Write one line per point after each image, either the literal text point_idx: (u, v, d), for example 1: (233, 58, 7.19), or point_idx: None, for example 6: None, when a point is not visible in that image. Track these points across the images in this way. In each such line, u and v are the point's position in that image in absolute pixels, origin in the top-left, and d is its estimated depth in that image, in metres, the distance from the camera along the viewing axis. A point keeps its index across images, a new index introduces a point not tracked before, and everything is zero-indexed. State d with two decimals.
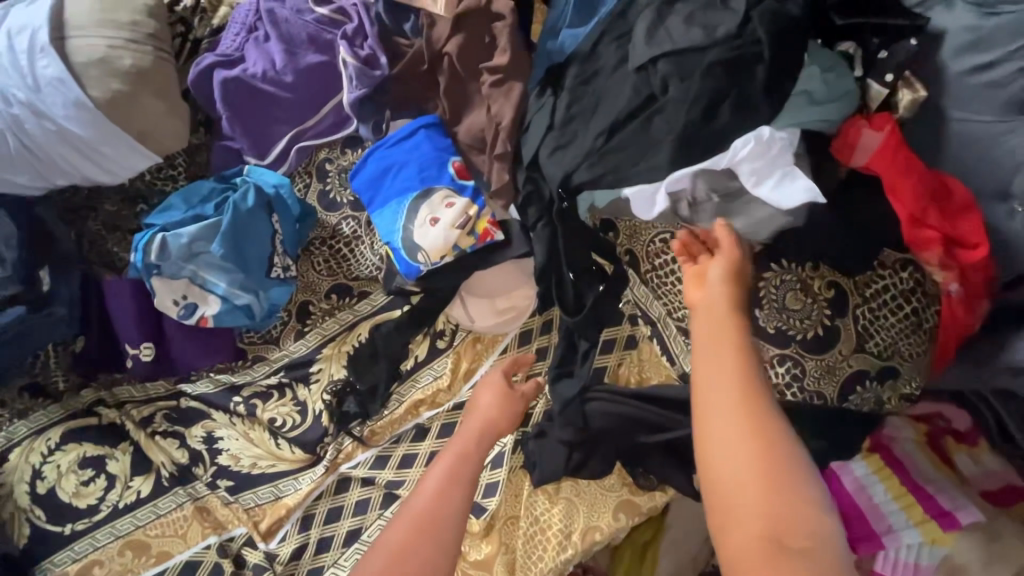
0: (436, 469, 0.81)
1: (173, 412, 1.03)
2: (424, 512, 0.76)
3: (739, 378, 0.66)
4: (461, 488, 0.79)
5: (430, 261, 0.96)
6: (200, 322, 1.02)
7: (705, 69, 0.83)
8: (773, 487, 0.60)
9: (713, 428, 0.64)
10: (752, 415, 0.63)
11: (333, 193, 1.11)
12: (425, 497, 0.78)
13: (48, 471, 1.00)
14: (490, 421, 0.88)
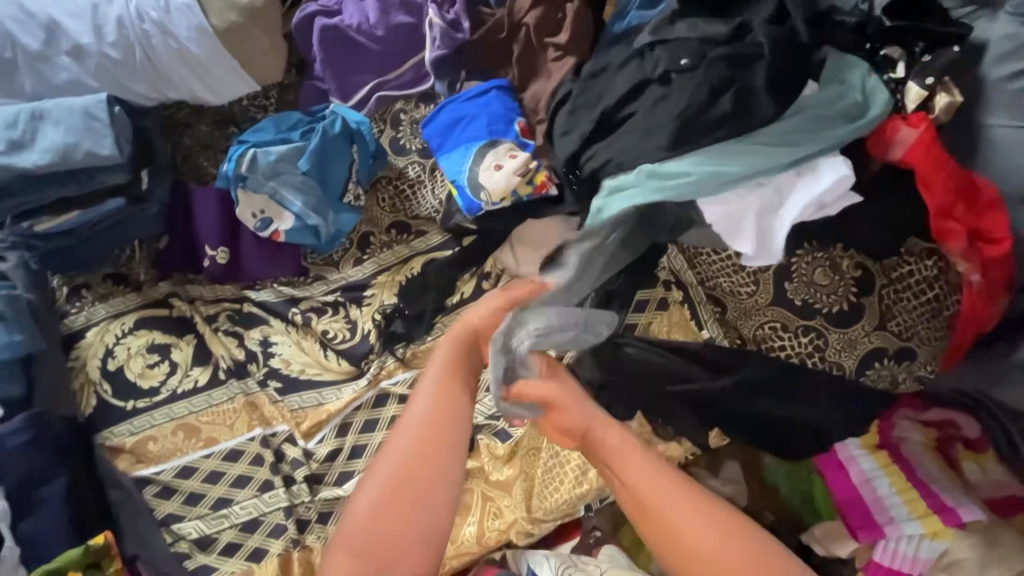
0: (416, 410, 0.90)
1: (236, 314, 1.13)
2: (405, 459, 0.86)
3: (670, 506, 0.83)
4: (440, 424, 0.89)
5: (491, 201, 1.05)
6: (273, 235, 1.11)
7: (709, 62, 0.93)
8: (736, 551, 0.78)
9: (670, 516, 0.82)
10: (695, 502, 0.83)
11: (404, 141, 1.22)
12: (407, 441, 0.87)
13: (120, 352, 1.10)
14: (476, 330, 0.98)
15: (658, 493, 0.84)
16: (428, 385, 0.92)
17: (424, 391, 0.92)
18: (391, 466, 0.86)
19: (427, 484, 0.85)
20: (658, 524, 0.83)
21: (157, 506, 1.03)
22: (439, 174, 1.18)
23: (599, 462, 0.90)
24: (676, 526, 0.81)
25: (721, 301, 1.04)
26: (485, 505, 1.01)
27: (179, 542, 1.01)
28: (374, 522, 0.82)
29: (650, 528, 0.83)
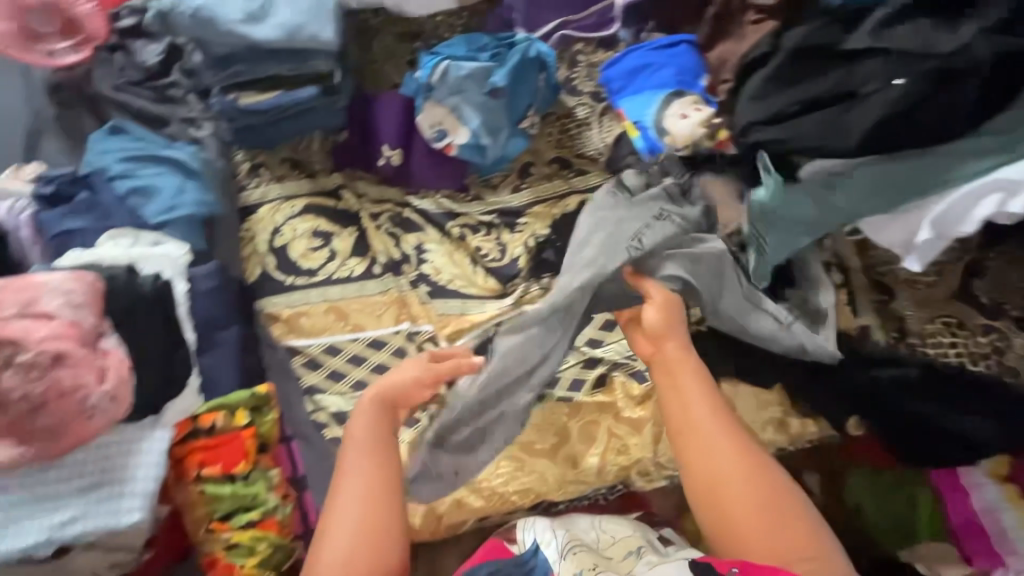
0: (353, 485, 0.85)
1: (396, 217, 1.18)
2: (360, 528, 0.82)
3: (721, 444, 0.85)
4: (387, 479, 0.86)
5: (672, 145, 1.07)
6: (446, 148, 1.15)
7: (921, 74, 0.87)
8: (766, 489, 0.83)
9: (713, 457, 0.85)
10: (743, 448, 0.85)
11: (577, 81, 1.23)
12: (359, 504, 0.83)
13: (286, 230, 1.16)
14: (401, 393, 0.94)
15: (715, 430, 0.86)
16: (360, 456, 0.87)
17: (358, 461, 0.87)
18: (340, 559, 0.80)
19: (384, 546, 0.82)
20: (699, 454, 0.85)
21: (302, 376, 1.08)
22: (608, 118, 1.20)
23: (670, 395, 0.90)
24: (719, 467, 0.84)
25: (889, 288, 1.04)
26: (610, 441, 1.03)
27: (318, 412, 1.05)
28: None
29: (694, 456, 0.85)
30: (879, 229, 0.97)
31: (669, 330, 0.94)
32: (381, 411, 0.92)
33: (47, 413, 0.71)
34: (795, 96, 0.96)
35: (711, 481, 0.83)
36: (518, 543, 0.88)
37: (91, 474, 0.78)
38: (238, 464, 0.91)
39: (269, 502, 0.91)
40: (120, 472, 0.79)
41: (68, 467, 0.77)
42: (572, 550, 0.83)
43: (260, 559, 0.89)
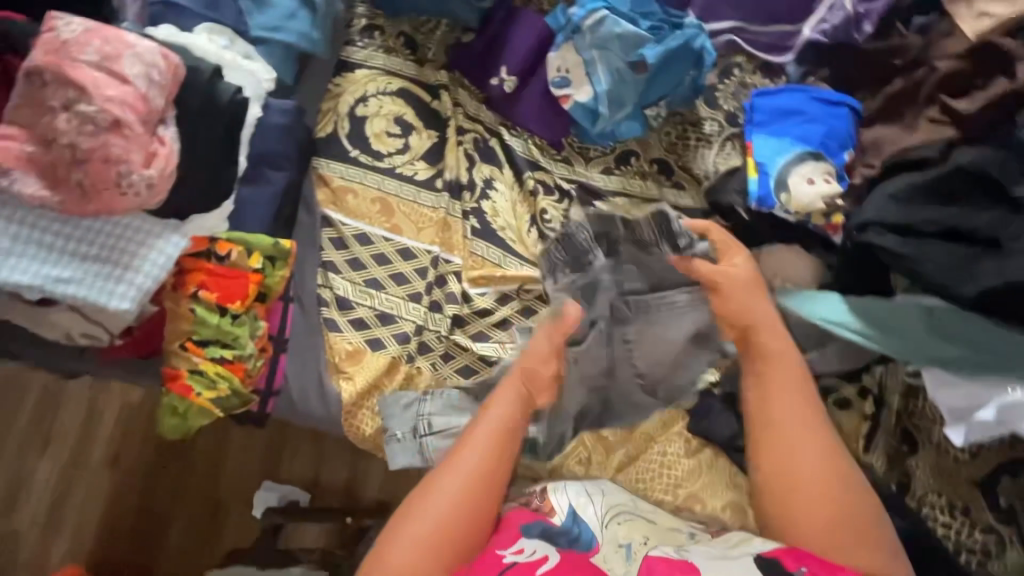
0: (468, 455, 0.81)
1: (480, 142, 1.12)
2: (460, 503, 0.78)
3: (813, 459, 0.80)
4: (504, 441, 0.83)
5: (785, 208, 0.96)
6: (561, 98, 1.08)
7: None
8: (835, 474, 0.79)
9: (782, 426, 0.82)
10: (840, 465, 0.80)
11: (719, 94, 1.13)
12: (462, 475, 0.79)
13: (371, 102, 1.11)
14: (530, 369, 0.90)
15: (793, 402, 0.84)
16: (483, 435, 0.83)
17: (476, 442, 0.82)
18: (443, 508, 0.77)
19: (472, 526, 0.77)
20: (792, 450, 0.81)
21: (325, 249, 1.06)
22: (730, 146, 1.11)
23: (761, 359, 0.87)
24: (805, 468, 0.80)
25: (913, 440, 0.97)
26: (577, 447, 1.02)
27: (324, 288, 1.04)
28: (448, 522, 0.76)
29: (767, 433, 0.83)
30: (946, 385, 0.90)
31: (754, 293, 0.91)
32: (524, 386, 0.88)
33: (86, 170, 0.69)
34: (935, 216, 0.88)
35: (783, 468, 0.80)
36: (556, 514, 0.81)
37: (101, 246, 0.76)
38: (234, 301, 0.90)
39: (246, 349, 0.90)
40: (130, 255, 0.77)
41: (83, 230, 0.75)
42: (613, 521, 0.82)
43: (218, 396, 0.89)
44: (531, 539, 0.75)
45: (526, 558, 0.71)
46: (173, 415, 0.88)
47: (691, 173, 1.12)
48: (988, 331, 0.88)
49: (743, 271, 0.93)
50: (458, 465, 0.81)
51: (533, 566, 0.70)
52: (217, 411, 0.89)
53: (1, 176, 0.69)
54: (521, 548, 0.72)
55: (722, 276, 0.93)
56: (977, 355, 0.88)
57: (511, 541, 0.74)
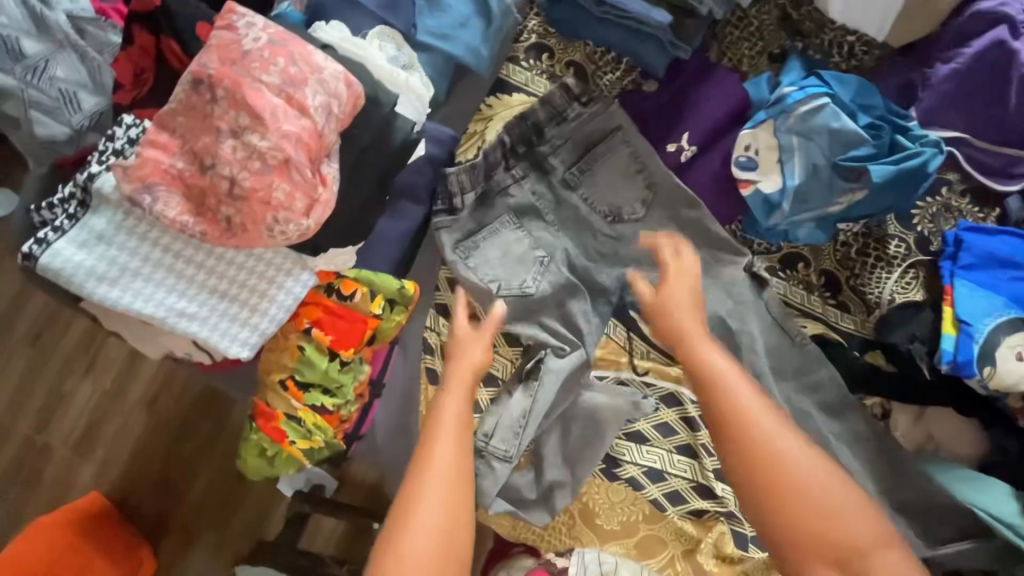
0: (445, 445, 0.70)
1: (638, 206, 0.97)
2: (443, 521, 0.64)
3: (806, 458, 0.65)
4: (470, 443, 0.72)
5: (986, 381, 0.81)
6: (741, 181, 0.93)
7: None
8: (880, 540, 0.62)
9: (754, 418, 0.67)
10: (835, 498, 0.63)
11: (916, 213, 0.98)
12: (440, 508, 0.65)
13: (520, 132, 0.96)
14: (464, 353, 0.81)
15: (747, 392, 0.69)
16: (454, 409, 0.74)
17: (450, 425, 0.72)
18: (434, 518, 0.64)
19: (457, 556, 0.64)
20: (796, 492, 0.63)
21: (440, 290, 0.96)
22: (911, 275, 0.96)
23: (699, 387, 0.72)
24: (819, 505, 0.63)
25: None
26: (664, 568, 0.93)
27: (430, 333, 0.94)
28: (441, 535, 0.63)
29: (738, 432, 0.66)
30: None
31: (694, 321, 0.78)
32: (471, 374, 0.79)
33: (239, 207, 0.59)
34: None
35: (770, 476, 0.64)
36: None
37: (231, 281, 0.66)
38: (348, 347, 0.80)
39: (348, 398, 0.82)
40: (258, 297, 0.68)
41: (215, 259, 0.66)
42: None
43: (311, 447, 0.80)
44: None
45: None
46: (260, 457, 0.80)
47: (861, 295, 0.98)
48: None
49: (681, 290, 0.82)
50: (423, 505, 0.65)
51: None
52: (307, 462, 0.81)
53: (142, 190, 0.60)
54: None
55: (689, 328, 0.77)
56: None
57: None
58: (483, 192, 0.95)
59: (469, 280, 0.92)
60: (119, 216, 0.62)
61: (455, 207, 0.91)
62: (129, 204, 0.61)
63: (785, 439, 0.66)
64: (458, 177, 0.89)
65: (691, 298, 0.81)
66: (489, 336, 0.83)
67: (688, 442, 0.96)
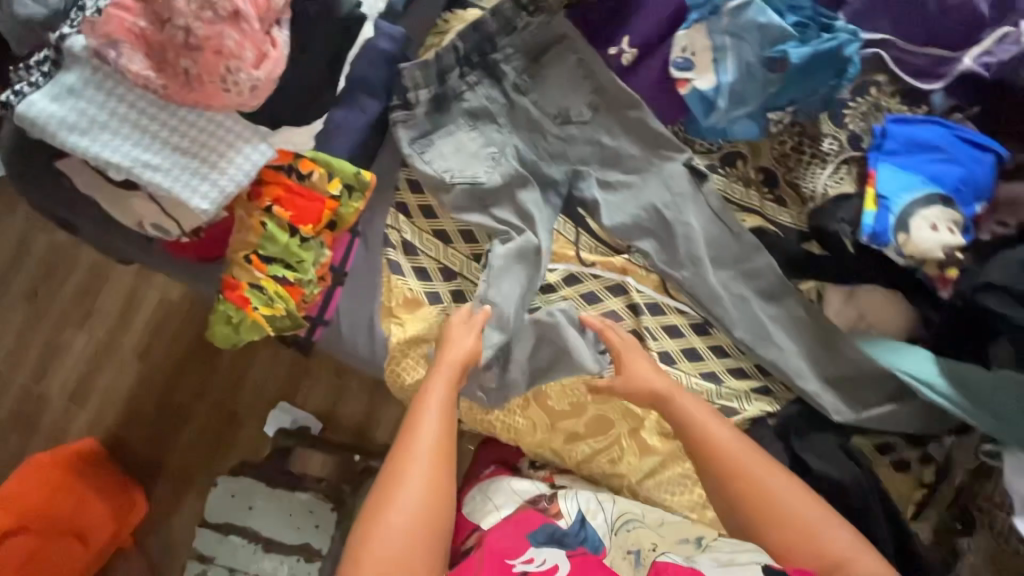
0: (428, 430, 0.86)
1: (584, 107, 1.02)
2: (437, 474, 0.84)
3: (758, 472, 0.85)
4: (454, 431, 0.89)
5: (900, 249, 0.89)
6: (679, 81, 1.00)
7: None
8: (793, 508, 0.83)
9: (725, 449, 0.87)
10: (762, 472, 0.85)
11: (848, 112, 1.02)
12: (429, 460, 0.84)
13: (474, 41, 1.00)
14: (457, 359, 0.91)
15: (720, 428, 0.88)
16: (439, 394, 0.89)
17: (434, 409, 0.88)
18: (418, 491, 0.82)
19: (447, 487, 0.84)
20: (751, 496, 0.84)
21: (400, 190, 1.02)
22: (845, 170, 1.00)
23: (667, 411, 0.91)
24: (781, 516, 0.82)
25: (970, 520, 0.92)
26: (612, 445, 0.99)
27: (392, 230, 1.01)
28: (424, 517, 0.80)
29: (715, 457, 0.87)
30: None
31: (669, 383, 0.92)
32: (450, 368, 0.90)
33: (195, 58, 0.66)
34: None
35: (780, 521, 0.82)
36: (563, 515, 0.91)
37: (193, 140, 0.74)
38: (306, 224, 0.87)
39: (308, 274, 0.88)
40: (218, 157, 0.75)
41: (177, 119, 0.73)
42: (623, 528, 0.90)
43: (273, 315, 0.87)
44: (539, 549, 0.80)
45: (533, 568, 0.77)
46: (227, 325, 0.87)
47: (796, 190, 1.03)
48: None
49: (640, 365, 0.93)
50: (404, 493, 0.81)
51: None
52: (269, 330, 0.88)
53: (108, 46, 0.67)
54: (531, 558, 0.78)
55: (665, 388, 0.91)
56: None
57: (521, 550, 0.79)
58: (438, 91, 0.99)
59: (425, 175, 0.98)
60: (89, 73, 0.69)
61: (410, 103, 0.98)
62: (99, 60, 0.68)
63: (749, 465, 0.86)
64: (413, 74, 0.95)
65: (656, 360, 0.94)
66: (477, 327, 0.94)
67: (633, 328, 1.02)
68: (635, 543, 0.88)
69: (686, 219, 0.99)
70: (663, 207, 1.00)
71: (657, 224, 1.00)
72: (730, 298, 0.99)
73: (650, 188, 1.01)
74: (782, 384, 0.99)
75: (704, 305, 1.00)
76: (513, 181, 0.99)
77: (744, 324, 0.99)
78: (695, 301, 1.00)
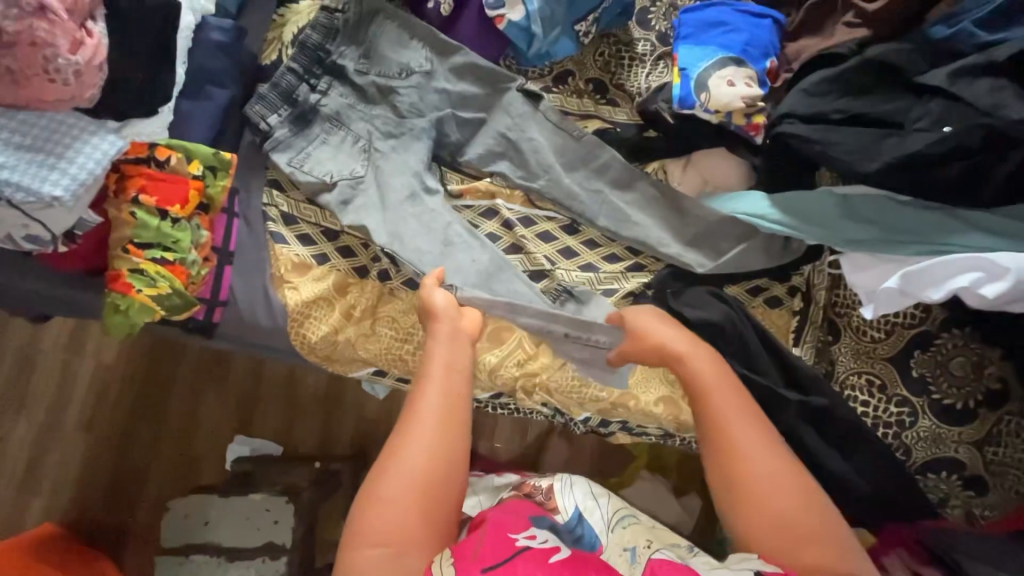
0: (433, 395, 0.89)
1: (418, 61, 1.11)
2: (438, 444, 0.85)
3: (762, 441, 0.84)
4: (461, 400, 0.90)
5: (706, 106, 0.99)
6: (495, 19, 1.11)
7: (969, 126, 0.84)
8: (788, 470, 0.82)
9: (734, 435, 0.84)
10: (768, 435, 0.85)
11: (652, 15, 1.17)
12: (433, 433, 0.86)
13: (307, 58, 1.10)
14: (454, 328, 0.96)
15: (740, 421, 0.86)
16: (444, 354, 0.93)
17: (440, 371, 0.91)
18: (419, 459, 0.84)
19: (451, 460, 0.86)
20: (749, 448, 0.83)
21: (271, 169, 1.10)
22: (663, 65, 1.14)
23: (701, 395, 0.89)
24: (769, 474, 0.81)
25: (836, 328, 1.01)
26: (515, 349, 1.04)
27: (270, 206, 1.08)
28: (418, 492, 0.82)
29: (720, 438, 0.85)
30: (861, 268, 0.94)
31: (681, 340, 0.93)
32: (447, 324, 0.96)
33: (13, 55, 0.73)
34: (843, 105, 0.93)
35: (762, 488, 0.80)
36: (562, 511, 0.94)
37: (34, 137, 0.81)
38: (173, 205, 0.93)
39: (188, 251, 0.94)
40: (62, 148, 0.82)
41: (17, 122, 0.81)
42: (619, 525, 0.94)
43: (159, 294, 0.91)
44: (541, 528, 0.82)
45: (538, 543, 0.78)
46: (116, 313, 0.90)
47: (625, 90, 1.16)
48: (894, 217, 0.92)
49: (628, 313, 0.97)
50: (408, 466, 0.83)
51: (546, 552, 0.76)
52: (159, 309, 0.91)
53: None
54: (533, 534, 0.79)
55: (676, 347, 0.92)
56: (876, 234, 0.92)
57: (524, 527, 0.80)
58: (295, 110, 1.08)
59: (284, 154, 1.06)
60: None
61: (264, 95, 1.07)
62: None
63: (757, 422, 0.86)
64: (259, 109, 1.06)
65: (681, 329, 0.95)
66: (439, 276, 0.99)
67: (509, 242, 1.10)
68: (632, 539, 0.93)
69: (531, 135, 1.10)
70: (508, 131, 1.10)
71: (508, 144, 1.10)
72: (586, 193, 1.09)
73: (496, 118, 1.12)
74: (652, 257, 1.08)
75: (568, 206, 1.09)
76: (389, 153, 1.07)
77: (604, 213, 1.08)
78: (557, 204, 1.10)
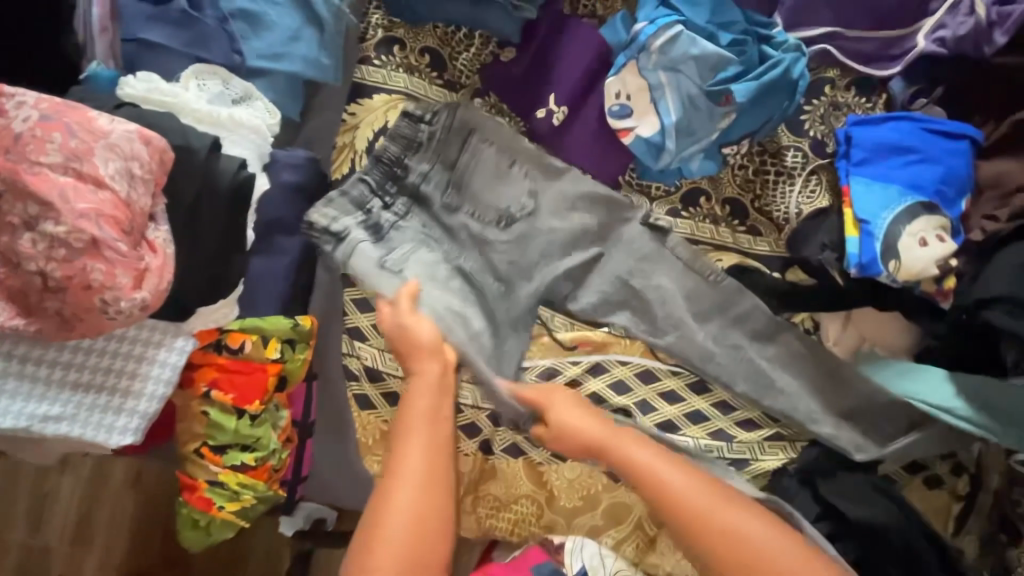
0: (415, 446, 0.79)
1: (524, 196, 0.90)
2: (423, 501, 0.76)
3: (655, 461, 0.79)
4: (445, 449, 0.80)
5: (893, 276, 0.82)
6: (620, 131, 0.90)
7: None
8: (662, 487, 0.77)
9: (676, 491, 0.76)
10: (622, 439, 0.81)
11: (806, 117, 0.95)
12: (412, 495, 0.75)
13: (382, 173, 0.89)
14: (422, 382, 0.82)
15: (673, 472, 0.77)
16: (425, 402, 0.81)
17: (419, 416, 0.80)
18: (401, 525, 0.73)
19: (440, 513, 0.76)
20: (672, 496, 0.76)
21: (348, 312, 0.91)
22: (816, 180, 0.93)
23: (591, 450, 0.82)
24: (691, 501, 0.75)
25: (1015, 529, 0.87)
26: (635, 531, 0.92)
27: (351, 358, 0.91)
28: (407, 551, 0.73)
29: (665, 499, 0.76)
30: None
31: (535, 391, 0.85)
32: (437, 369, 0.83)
33: (63, 299, 0.56)
34: None
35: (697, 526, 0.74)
36: (567, 566, 0.84)
37: (95, 371, 0.65)
38: (252, 401, 0.78)
39: (272, 447, 0.80)
40: (127, 377, 0.66)
41: (75, 353, 0.65)
42: None
43: (243, 507, 0.79)
44: None
45: None
46: (195, 528, 0.79)
47: (769, 215, 0.96)
48: None
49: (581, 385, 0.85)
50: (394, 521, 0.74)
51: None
52: (242, 522, 0.79)
53: None
54: None
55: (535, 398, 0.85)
56: None
57: None
58: (368, 219, 0.87)
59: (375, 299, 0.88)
60: None
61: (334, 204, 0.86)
62: None
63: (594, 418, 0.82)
64: (323, 213, 0.84)
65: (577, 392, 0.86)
66: (409, 302, 0.84)
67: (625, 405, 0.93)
68: None
69: (663, 277, 0.91)
70: (625, 282, 0.91)
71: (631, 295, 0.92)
72: (721, 352, 0.91)
73: (613, 257, 0.92)
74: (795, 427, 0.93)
75: (702, 365, 0.92)
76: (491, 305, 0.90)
77: (743, 376, 0.91)
78: (689, 361, 0.92)
